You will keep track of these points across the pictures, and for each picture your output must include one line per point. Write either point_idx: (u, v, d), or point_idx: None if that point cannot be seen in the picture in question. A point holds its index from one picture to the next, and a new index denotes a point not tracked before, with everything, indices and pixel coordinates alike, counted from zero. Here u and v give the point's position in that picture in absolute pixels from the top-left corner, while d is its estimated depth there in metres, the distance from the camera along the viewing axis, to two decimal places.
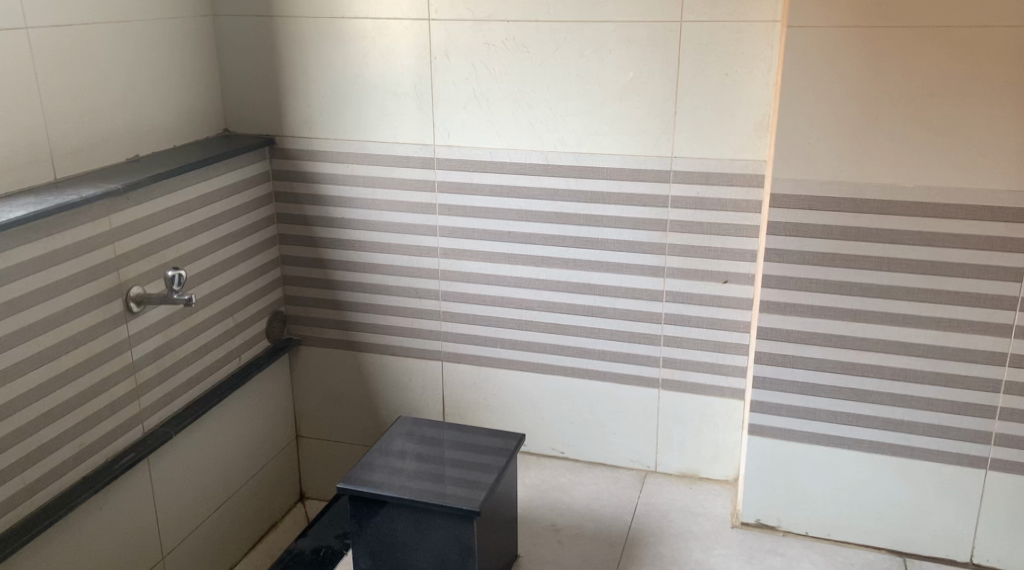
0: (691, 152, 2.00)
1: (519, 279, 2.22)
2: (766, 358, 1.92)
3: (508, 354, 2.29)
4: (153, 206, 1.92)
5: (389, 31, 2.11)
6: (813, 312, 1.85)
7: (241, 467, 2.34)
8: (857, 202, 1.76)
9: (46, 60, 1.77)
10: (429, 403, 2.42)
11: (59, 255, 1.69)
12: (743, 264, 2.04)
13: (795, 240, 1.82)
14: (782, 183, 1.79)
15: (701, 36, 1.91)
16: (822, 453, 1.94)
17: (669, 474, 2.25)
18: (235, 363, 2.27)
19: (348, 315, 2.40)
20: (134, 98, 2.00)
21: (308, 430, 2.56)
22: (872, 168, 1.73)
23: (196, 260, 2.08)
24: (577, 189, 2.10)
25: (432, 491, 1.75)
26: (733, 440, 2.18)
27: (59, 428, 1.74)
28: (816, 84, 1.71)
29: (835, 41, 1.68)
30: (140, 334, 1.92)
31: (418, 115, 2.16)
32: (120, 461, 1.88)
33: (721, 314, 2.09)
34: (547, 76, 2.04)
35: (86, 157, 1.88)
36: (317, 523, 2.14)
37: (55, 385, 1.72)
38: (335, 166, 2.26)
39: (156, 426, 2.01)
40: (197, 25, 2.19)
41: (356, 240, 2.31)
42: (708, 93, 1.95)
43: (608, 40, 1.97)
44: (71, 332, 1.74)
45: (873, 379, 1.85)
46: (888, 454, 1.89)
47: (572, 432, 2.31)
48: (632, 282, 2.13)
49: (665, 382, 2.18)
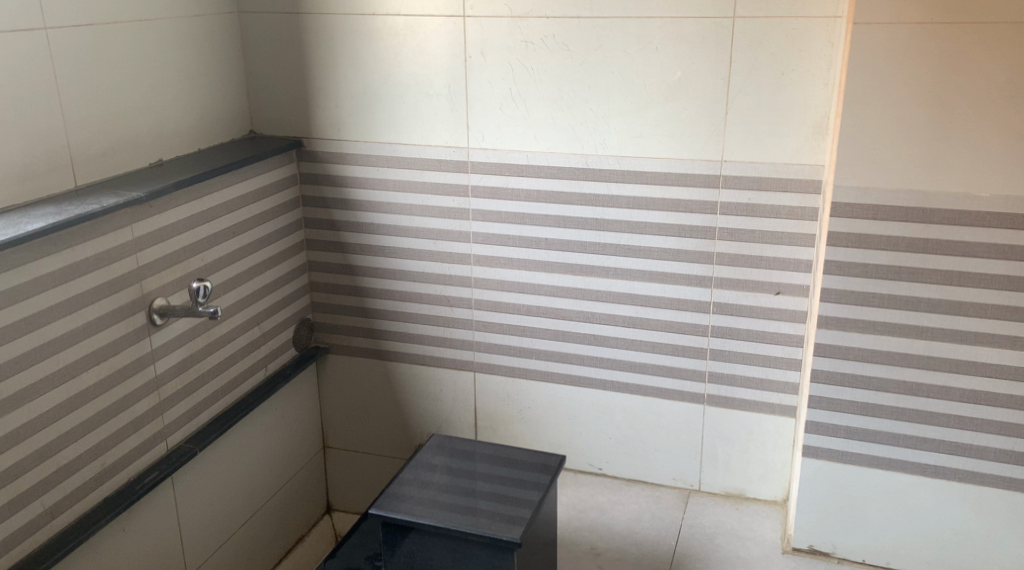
0: (742, 156, 1.89)
1: (556, 288, 2.11)
2: (823, 377, 1.81)
3: (544, 367, 2.19)
4: (177, 213, 1.83)
5: (421, 28, 2.01)
6: (873, 328, 1.74)
7: (268, 481, 2.25)
8: (926, 212, 1.65)
9: (65, 62, 1.68)
10: (460, 416, 2.32)
11: (80, 267, 1.61)
12: (798, 275, 1.93)
13: (857, 251, 1.71)
14: (844, 192, 1.68)
15: (754, 32, 1.80)
16: (882, 476, 1.83)
17: (714, 493, 2.15)
18: (262, 373, 2.19)
19: (378, 323, 2.31)
20: (157, 100, 1.91)
21: (335, 441, 2.48)
22: (941, 176, 1.62)
23: (221, 269, 1.99)
24: (619, 195, 1.99)
25: (470, 517, 1.65)
26: (782, 459, 2.07)
27: (80, 448, 1.66)
28: (882, 87, 1.59)
29: (904, 38, 1.56)
30: (164, 348, 1.84)
31: (451, 116, 2.06)
32: (143, 480, 1.80)
33: (772, 327, 1.98)
34: (588, 75, 1.93)
35: (108, 163, 1.80)
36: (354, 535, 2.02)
37: (77, 404, 1.64)
38: (364, 169, 2.17)
39: (180, 442, 1.93)
40: (222, 22, 2.09)
41: (386, 246, 2.22)
42: (760, 92, 1.83)
43: (654, 37, 1.86)
44: (92, 348, 1.66)
45: (939, 401, 1.74)
46: (954, 479, 1.78)
47: (610, 448, 2.20)
48: (676, 292, 2.02)
49: (711, 398, 2.07)
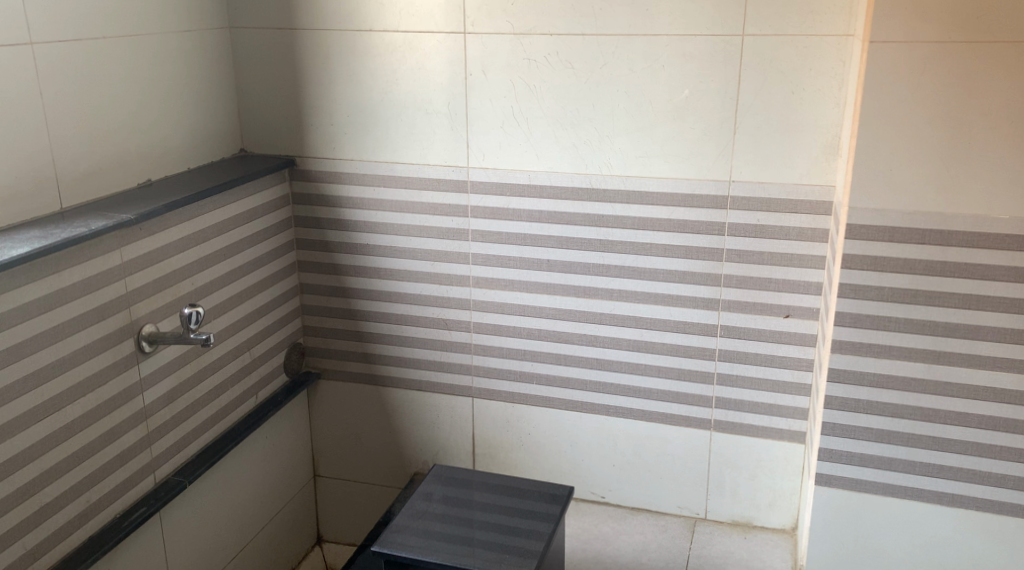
0: (751, 176, 1.84)
1: (559, 311, 2.06)
2: (837, 404, 1.76)
3: (545, 392, 2.13)
4: (167, 236, 1.75)
5: (420, 45, 1.96)
6: (889, 353, 1.70)
7: (257, 513, 2.16)
8: (944, 234, 1.61)
9: (51, 78, 1.61)
10: (458, 443, 2.25)
11: (66, 294, 1.53)
12: (807, 298, 1.89)
13: (872, 274, 1.67)
14: (860, 213, 1.64)
15: (764, 51, 1.76)
16: (898, 506, 1.78)
17: (720, 521, 2.10)
18: (252, 401, 2.11)
19: (371, 346, 2.23)
20: (146, 118, 1.84)
21: (326, 470, 2.39)
22: (960, 197, 1.58)
23: (212, 293, 1.91)
24: (623, 216, 1.94)
25: (476, 555, 1.59)
26: (791, 486, 2.02)
27: (64, 484, 1.57)
28: (901, 105, 1.55)
29: (924, 57, 1.52)
30: (153, 377, 1.76)
31: (451, 135, 2.00)
32: (130, 516, 1.71)
33: (781, 351, 1.93)
34: (592, 94, 1.88)
35: (95, 184, 1.72)
36: (353, 564, 1.91)
37: (60, 438, 1.55)
38: (359, 189, 2.10)
39: (168, 475, 1.84)
40: (212, 37, 2.02)
41: (381, 268, 2.15)
42: (770, 111, 1.79)
43: (659, 55, 1.82)
44: (76, 379, 1.57)
45: (956, 428, 1.70)
46: (972, 508, 1.73)
47: (614, 476, 2.14)
48: (682, 316, 1.97)
49: (718, 423, 2.02)
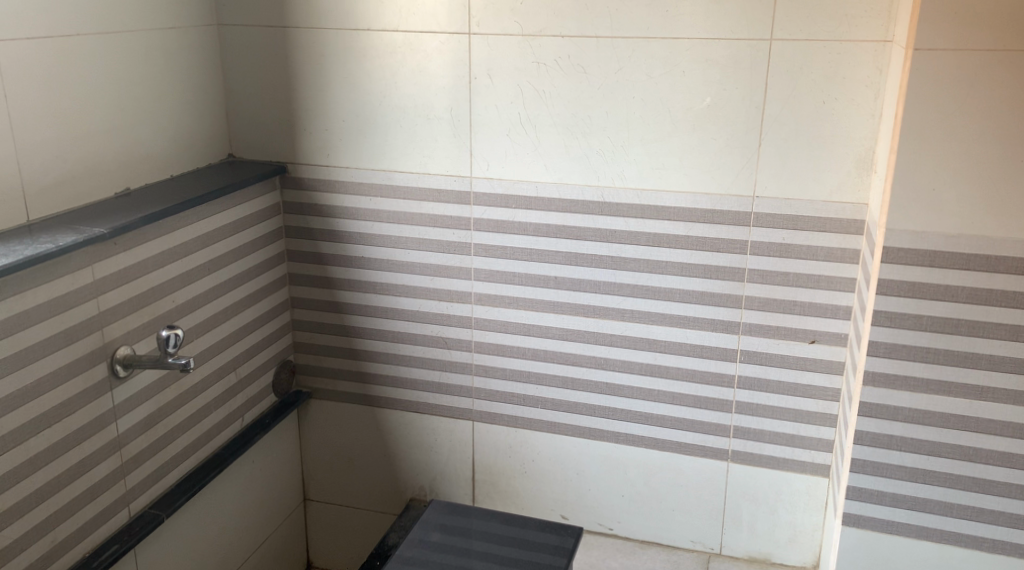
0: (776, 191, 1.71)
1: (566, 331, 1.92)
2: (868, 440, 1.63)
3: (551, 417, 2.00)
4: (145, 250, 1.62)
5: (422, 45, 1.82)
6: (927, 387, 1.57)
7: (242, 543, 2.03)
8: (992, 260, 1.48)
9: (18, 79, 1.47)
10: (457, 469, 2.12)
11: (31, 316, 1.39)
12: (835, 322, 1.76)
13: (910, 301, 1.53)
14: (898, 236, 1.50)
15: (794, 56, 1.63)
16: (932, 550, 1.65)
17: (736, 557, 1.97)
18: (236, 425, 1.97)
19: (366, 364, 2.10)
20: (124, 122, 1.70)
21: (317, 494, 2.26)
22: (1009, 220, 1.45)
23: (194, 311, 1.78)
24: (638, 232, 1.81)
25: None
26: (814, 521, 1.89)
27: (26, 525, 1.44)
28: (946, 119, 1.42)
29: (973, 67, 1.39)
30: (127, 404, 1.62)
31: (453, 142, 1.86)
32: (101, 555, 1.58)
33: (806, 378, 1.80)
34: (606, 99, 1.74)
35: (68, 193, 1.59)
36: None
37: (22, 474, 1.42)
38: (355, 198, 1.97)
39: (144, 507, 1.71)
40: (199, 35, 1.89)
41: (377, 282, 2.02)
42: (800, 122, 1.66)
43: (680, 60, 1.69)
44: (40, 410, 1.43)
45: (1000, 469, 1.57)
46: (1014, 555, 1.60)
47: (623, 507, 2.01)
48: (699, 338, 1.84)
49: (736, 454, 1.89)
